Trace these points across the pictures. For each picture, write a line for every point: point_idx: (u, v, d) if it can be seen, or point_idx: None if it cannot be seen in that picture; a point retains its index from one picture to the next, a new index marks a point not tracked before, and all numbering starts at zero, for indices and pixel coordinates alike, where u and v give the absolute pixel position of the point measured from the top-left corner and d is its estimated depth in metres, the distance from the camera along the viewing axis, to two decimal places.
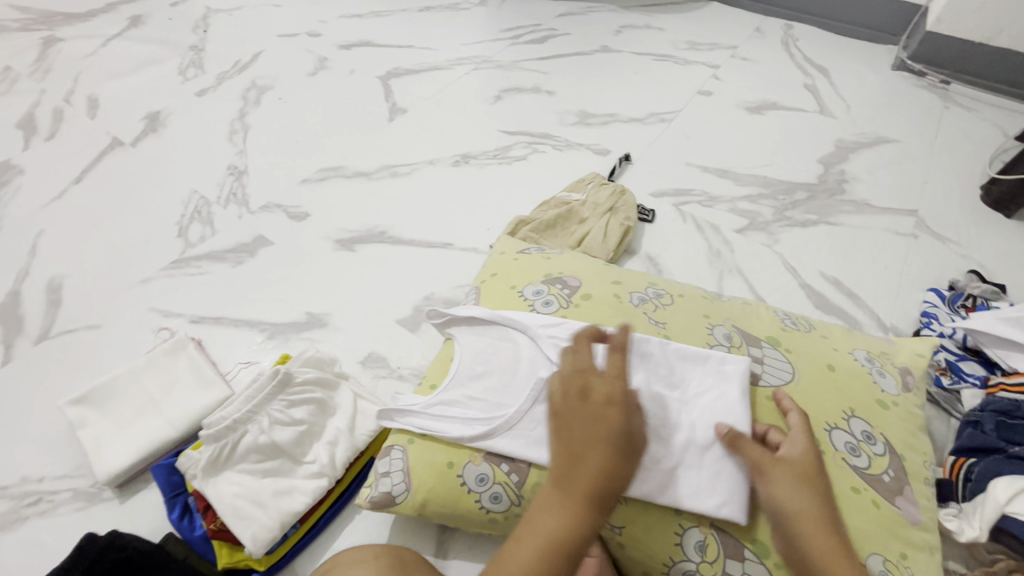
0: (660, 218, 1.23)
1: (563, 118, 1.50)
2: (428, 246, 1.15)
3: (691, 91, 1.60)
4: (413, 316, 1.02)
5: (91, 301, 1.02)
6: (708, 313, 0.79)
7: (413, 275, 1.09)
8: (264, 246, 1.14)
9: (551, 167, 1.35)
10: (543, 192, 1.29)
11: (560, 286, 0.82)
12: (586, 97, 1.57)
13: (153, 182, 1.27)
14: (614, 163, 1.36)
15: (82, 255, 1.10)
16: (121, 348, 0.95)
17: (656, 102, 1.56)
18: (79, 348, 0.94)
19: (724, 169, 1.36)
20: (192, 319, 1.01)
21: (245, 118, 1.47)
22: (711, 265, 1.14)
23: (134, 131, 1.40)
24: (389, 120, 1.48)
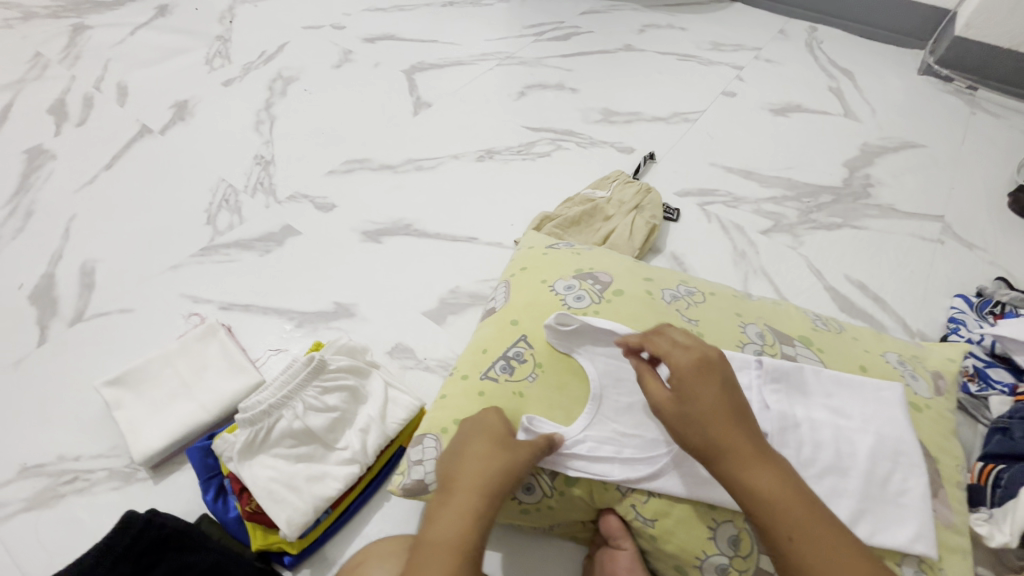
0: (684, 218, 1.23)
1: (587, 116, 1.50)
2: (453, 239, 1.16)
3: (715, 92, 1.60)
4: (439, 308, 1.03)
5: (123, 286, 1.03)
6: (740, 312, 0.80)
7: (439, 268, 1.10)
8: (292, 237, 1.15)
9: (575, 165, 1.35)
10: (567, 189, 1.29)
11: (592, 281, 0.83)
12: (609, 95, 1.57)
13: (182, 170, 1.28)
14: (638, 162, 1.36)
15: (113, 239, 1.11)
16: (153, 333, 0.96)
17: (680, 102, 1.56)
18: (112, 331, 0.96)
19: (748, 170, 1.35)
20: (221, 305, 1.02)
21: (271, 109, 1.48)
22: (736, 266, 1.14)
23: (163, 119, 1.42)
24: (413, 114, 1.49)
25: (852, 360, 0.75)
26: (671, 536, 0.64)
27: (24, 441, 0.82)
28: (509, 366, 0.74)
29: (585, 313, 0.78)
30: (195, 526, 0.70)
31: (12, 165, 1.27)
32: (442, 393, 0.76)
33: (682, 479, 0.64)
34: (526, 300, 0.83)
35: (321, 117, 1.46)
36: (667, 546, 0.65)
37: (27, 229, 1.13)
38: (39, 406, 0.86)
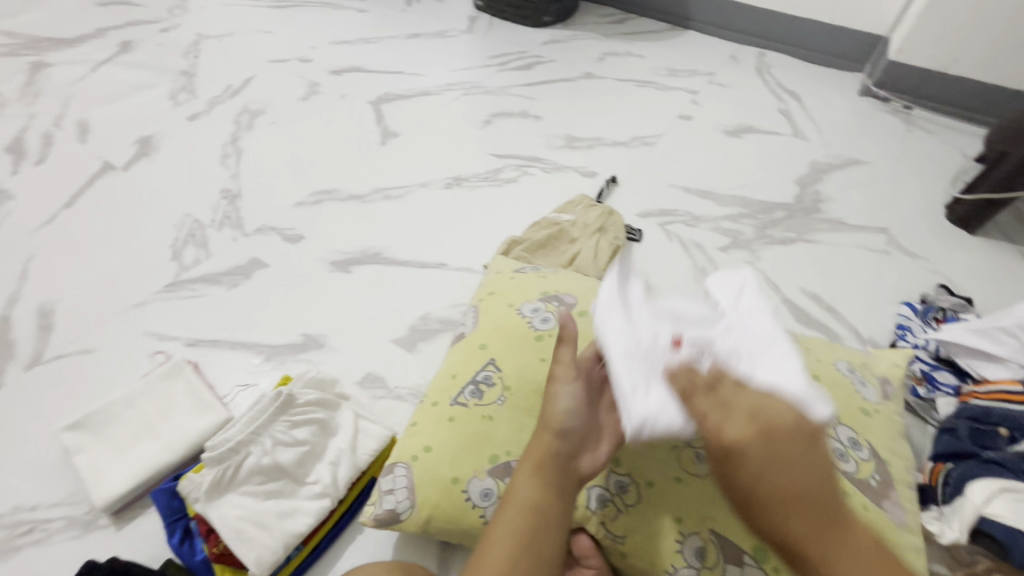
0: (646, 238, 1.27)
1: (551, 142, 1.55)
2: (422, 266, 1.17)
3: (672, 116, 1.68)
4: (409, 335, 1.04)
5: (84, 326, 1.01)
6: None
7: (410, 295, 1.11)
8: (260, 270, 1.14)
9: (541, 189, 1.39)
10: (533, 213, 1.33)
11: (556, 304, 0.86)
12: (572, 121, 1.63)
13: (146, 207, 1.27)
14: (601, 185, 1.41)
15: (74, 279, 1.09)
16: (115, 374, 0.94)
17: (640, 126, 1.63)
18: (72, 373, 0.94)
19: (706, 190, 1.41)
20: (188, 341, 1.01)
21: (238, 142, 1.48)
22: (697, 282, 1.19)
23: (126, 155, 1.41)
24: (381, 144, 1.51)
25: (804, 369, 0.79)
26: (639, 550, 0.65)
27: None
28: (478, 390, 0.76)
29: (551, 335, 0.81)
30: (160, 570, 0.69)
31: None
32: (413, 420, 0.77)
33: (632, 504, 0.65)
34: (493, 323, 0.84)
35: (289, 149, 1.47)
36: (635, 561, 0.66)
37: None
38: None
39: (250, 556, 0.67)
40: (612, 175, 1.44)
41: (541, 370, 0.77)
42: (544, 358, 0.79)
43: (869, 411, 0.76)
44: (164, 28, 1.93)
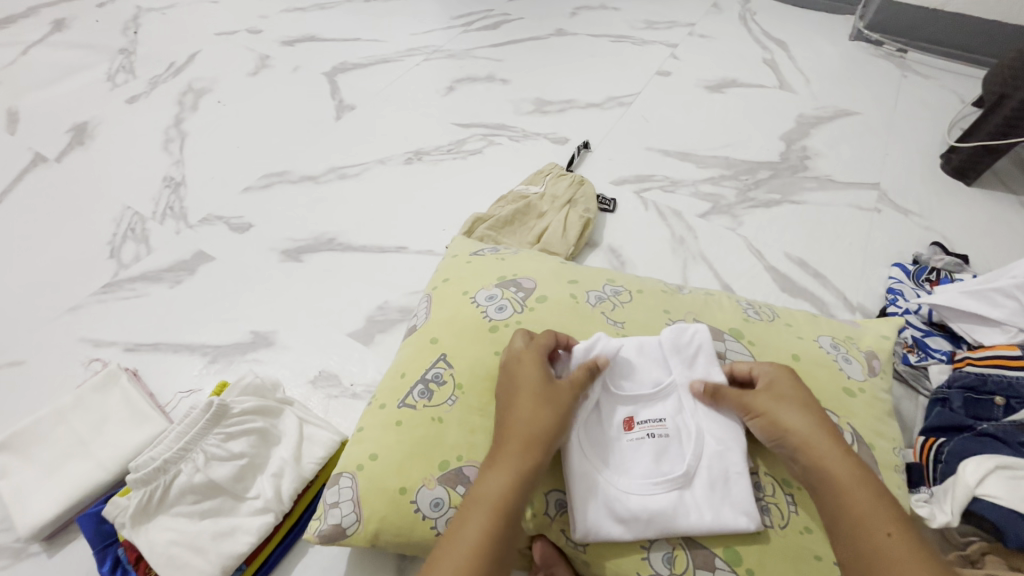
0: (621, 208, 1.19)
1: (519, 107, 1.44)
2: (380, 251, 1.09)
3: (649, 73, 1.56)
4: (366, 327, 0.97)
5: (13, 336, 0.94)
6: (668, 308, 0.77)
7: (368, 284, 1.04)
8: (206, 265, 1.06)
9: (509, 161, 1.29)
10: (500, 186, 1.24)
11: (514, 289, 0.78)
12: (542, 84, 1.51)
13: (81, 200, 1.18)
14: (573, 152, 1.31)
15: (2, 284, 1.01)
16: (49, 387, 0.88)
17: (616, 86, 1.51)
18: (2, 388, 0.88)
19: (685, 152, 1.32)
20: (127, 346, 0.94)
21: (181, 125, 1.38)
22: (675, 253, 1.11)
23: (60, 145, 1.30)
24: (336, 119, 1.41)
25: (782, 350, 0.72)
26: (603, 559, 0.61)
27: None
28: (427, 390, 0.70)
29: (507, 325, 0.74)
30: None
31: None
32: (359, 425, 0.71)
33: (597, 511, 0.60)
34: (445, 314, 0.77)
35: (238, 131, 1.36)
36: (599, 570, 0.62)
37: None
38: None
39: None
40: (585, 141, 1.34)
41: (495, 364, 0.71)
42: (498, 350, 0.72)
43: (854, 392, 0.70)
44: (101, 2, 1.79)
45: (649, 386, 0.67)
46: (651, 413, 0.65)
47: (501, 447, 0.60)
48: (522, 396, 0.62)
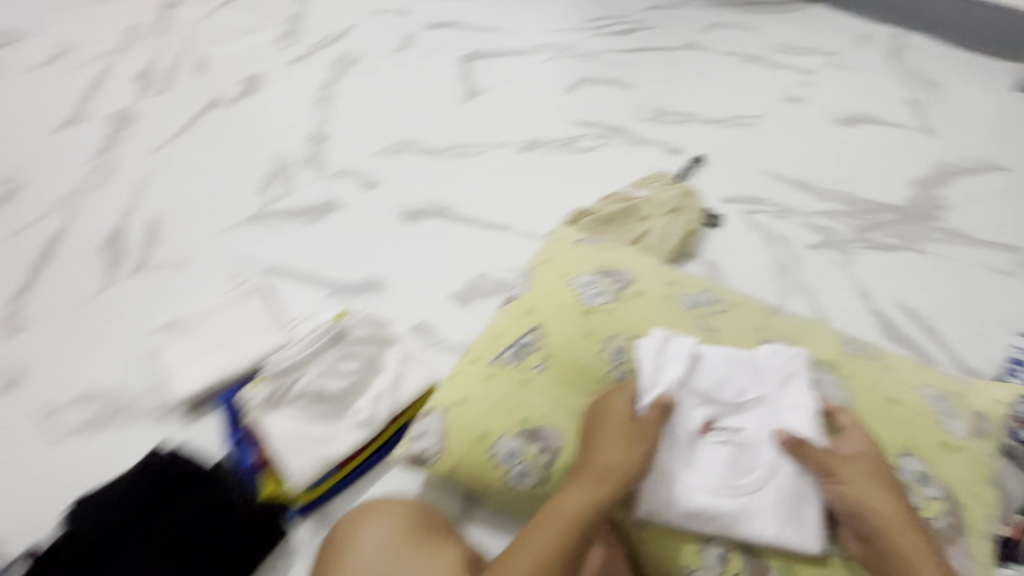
0: (726, 225, 1.19)
1: (638, 113, 1.47)
2: (487, 226, 1.17)
3: (777, 97, 1.52)
4: (465, 292, 1.05)
5: (181, 243, 1.12)
6: (762, 326, 0.78)
7: (471, 253, 1.12)
8: (336, 213, 1.19)
9: (620, 164, 1.33)
10: (608, 186, 1.28)
11: (613, 279, 0.82)
12: (664, 94, 1.53)
13: (244, 141, 1.36)
14: (685, 165, 1.32)
15: (178, 199, 1.21)
16: (203, 290, 1.05)
17: (740, 106, 1.49)
18: (170, 284, 1.06)
19: (803, 181, 1.28)
20: (265, 268, 1.09)
21: (331, 88, 1.54)
22: (774, 279, 1.09)
23: (233, 91, 1.51)
24: (463, 101, 1.51)
25: (881, 393, 0.71)
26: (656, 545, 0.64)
27: (87, 371, 0.93)
28: (519, 354, 0.76)
29: (602, 311, 0.78)
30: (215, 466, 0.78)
31: (97, 127, 1.39)
32: (452, 372, 0.78)
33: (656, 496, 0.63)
34: (544, 290, 0.82)
35: (377, 100, 1.51)
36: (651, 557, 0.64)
37: (106, 186, 1.23)
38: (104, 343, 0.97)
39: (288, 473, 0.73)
40: (699, 156, 1.34)
41: (585, 344, 0.75)
42: (590, 333, 0.76)
43: (954, 449, 0.67)
44: None
45: (732, 394, 0.68)
46: (733, 421, 0.67)
47: (588, 472, 0.63)
48: (613, 432, 0.65)
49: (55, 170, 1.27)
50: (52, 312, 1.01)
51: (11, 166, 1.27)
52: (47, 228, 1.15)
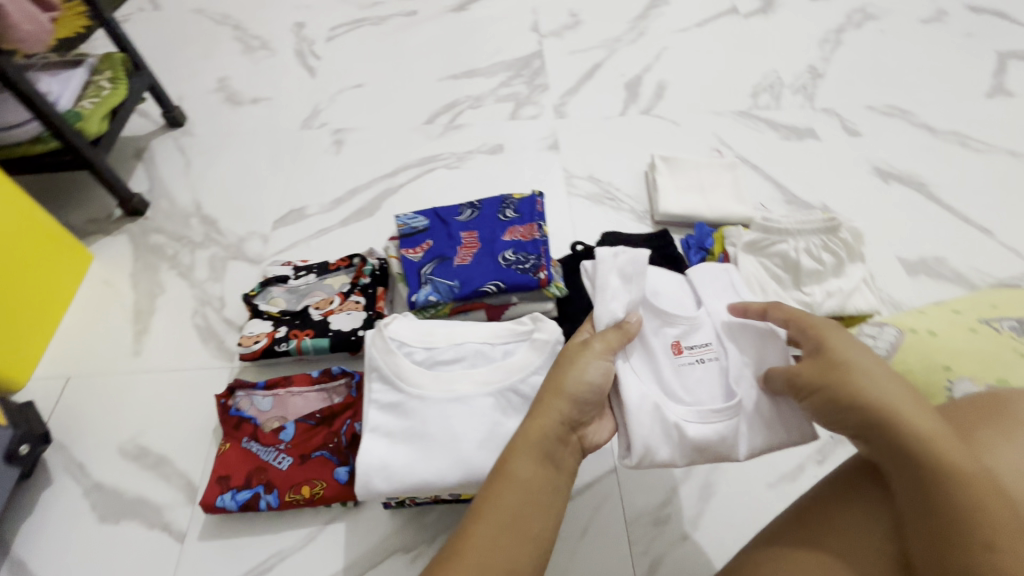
0: (896, 178, 1.08)
1: (793, 56, 1.31)
2: (634, 154, 1.11)
3: (961, 43, 1.30)
4: (610, 221, 1.01)
5: (331, 144, 1.14)
6: (959, 310, 0.72)
7: (623, 184, 1.06)
8: (495, 134, 1.16)
9: (790, 115, 1.19)
10: (763, 125, 1.17)
11: (805, 275, 0.82)
12: (823, 38, 1.35)
13: (371, 61, 1.33)
14: (853, 115, 1.19)
15: (327, 104, 1.23)
16: (351, 187, 1.06)
17: (949, 60, 1.27)
18: (320, 176, 1.08)
19: (983, 135, 1.14)
20: (409, 176, 1.08)
21: (448, 14, 1.42)
22: (948, 241, 0.98)
23: (347, 14, 1.44)
24: (593, 38, 1.37)
25: (959, 356, 0.65)
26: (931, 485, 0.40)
27: (249, 249, 0.97)
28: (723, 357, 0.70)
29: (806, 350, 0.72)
30: (349, 343, 0.78)
31: (233, 37, 1.39)
32: None
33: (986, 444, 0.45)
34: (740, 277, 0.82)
35: (497, 31, 1.38)
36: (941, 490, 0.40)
37: (285, 85, 1.28)
38: (262, 223, 1.01)
39: (422, 343, 0.59)
40: (887, 112, 1.19)
41: None
42: None
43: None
44: None
45: None
46: None
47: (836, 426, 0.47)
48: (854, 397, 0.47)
49: (242, 61, 1.34)
50: (218, 194, 1.06)
51: (176, 65, 1.33)
52: (202, 122, 1.19)
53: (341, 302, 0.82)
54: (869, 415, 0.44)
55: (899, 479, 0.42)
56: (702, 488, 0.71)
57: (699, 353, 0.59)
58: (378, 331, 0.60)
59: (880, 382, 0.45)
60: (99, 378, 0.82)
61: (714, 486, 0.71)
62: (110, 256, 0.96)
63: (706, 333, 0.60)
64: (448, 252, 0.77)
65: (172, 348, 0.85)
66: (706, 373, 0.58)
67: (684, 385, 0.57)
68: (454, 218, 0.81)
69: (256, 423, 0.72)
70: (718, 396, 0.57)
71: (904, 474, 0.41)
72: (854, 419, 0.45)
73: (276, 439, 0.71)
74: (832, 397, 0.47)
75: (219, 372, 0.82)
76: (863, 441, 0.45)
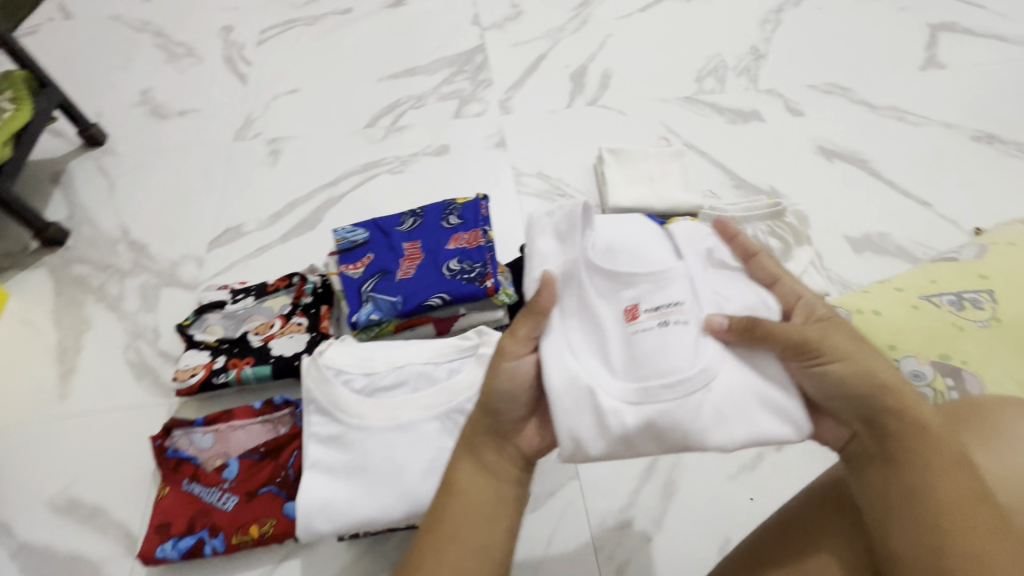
0: (838, 155, 1.09)
1: (735, 38, 1.31)
2: (582, 148, 1.09)
3: (896, 16, 1.32)
4: (561, 219, 0.99)
5: (266, 155, 1.08)
6: (902, 285, 0.72)
7: (573, 179, 1.05)
8: (439, 134, 1.12)
9: (736, 98, 1.19)
10: (709, 110, 1.17)
11: None
12: (763, 16, 1.35)
13: (305, 63, 1.26)
14: (795, 94, 1.20)
15: (260, 112, 1.17)
16: (290, 200, 1.01)
17: (886, 33, 1.29)
18: (256, 190, 1.03)
19: (919, 107, 1.17)
20: (351, 184, 1.04)
21: (384, 10, 1.37)
22: (890, 215, 1.01)
23: (277, 14, 1.37)
24: (535, 28, 1.34)
25: (901, 332, 0.67)
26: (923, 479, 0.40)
27: (183, 274, 0.91)
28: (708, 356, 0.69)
29: None
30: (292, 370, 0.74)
31: (154, 45, 1.30)
32: None
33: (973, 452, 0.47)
34: None
35: (437, 26, 1.33)
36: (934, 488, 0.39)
37: (213, 94, 1.21)
38: (195, 245, 0.95)
39: (360, 369, 0.56)
40: (827, 90, 1.20)
41: None
42: None
43: (990, 328, 0.66)
44: None
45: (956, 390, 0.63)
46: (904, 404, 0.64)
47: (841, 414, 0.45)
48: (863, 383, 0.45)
49: (165, 71, 1.26)
50: (146, 216, 0.99)
51: (93, 78, 1.24)
52: (124, 139, 1.12)
53: (282, 325, 0.78)
54: (879, 407, 0.42)
55: (892, 472, 0.41)
56: (664, 486, 0.70)
57: (662, 315, 0.50)
58: (312, 359, 0.57)
59: (886, 364, 0.44)
60: (23, 427, 0.76)
61: (676, 483, 0.70)
62: (29, 293, 0.89)
63: (674, 292, 0.50)
64: (390, 265, 0.73)
65: (101, 387, 0.79)
66: (669, 339, 0.49)
67: (637, 355, 0.49)
68: (396, 229, 0.77)
69: (196, 463, 0.68)
70: (682, 368, 0.47)
71: (899, 466, 0.41)
72: (885, 398, 0.42)
73: (219, 478, 0.67)
74: (842, 382, 0.44)
75: (155, 409, 0.77)
76: (865, 429, 0.43)
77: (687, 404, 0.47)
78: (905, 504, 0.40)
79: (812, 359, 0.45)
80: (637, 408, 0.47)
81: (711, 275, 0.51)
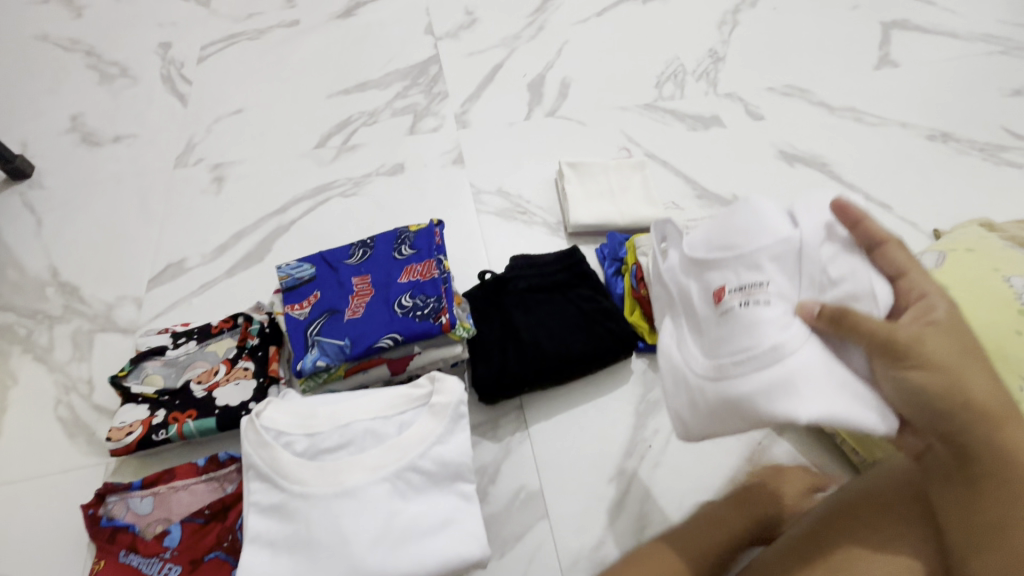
0: (799, 160, 1.09)
1: (692, 41, 1.30)
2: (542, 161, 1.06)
3: (849, 14, 1.32)
4: (523, 238, 0.96)
5: (209, 182, 1.02)
6: None
7: (533, 195, 1.01)
8: (394, 152, 1.07)
9: (696, 104, 1.18)
10: (669, 117, 1.15)
11: None
12: (720, 18, 1.33)
13: (250, 81, 1.20)
14: (754, 97, 1.19)
15: (202, 135, 1.10)
16: (236, 230, 0.95)
17: (840, 33, 1.29)
18: (199, 221, 0.97)
19: (875, 107, 1.17)
20: (302, 210, 0.98)
21: (332, 21, 1.31)
22: None
23: (217, 29, 1.30)
24: (490, 35, 1.30)
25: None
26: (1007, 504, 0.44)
27: (120, 318, 0.85)
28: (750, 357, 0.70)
29: None
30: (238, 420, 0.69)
31: (84, 66, 1.22)
32: (547, 371, 0.72)
33: None
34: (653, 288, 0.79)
35: (388, 37, 1.28)
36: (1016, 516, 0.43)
37: (151, 117, 1.14)
38: (134, 285, 0.89)
39: (302, 429, 0.54)
40: (785, 92, 1.20)
41: None
42: None
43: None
44: None
45: None
46: None
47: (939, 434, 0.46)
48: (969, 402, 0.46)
49: (97, 93, 1.18)
50: (79, 255, 0.92)
51: (17, 104, 1.16)
52: (53, 171, 1.04)
53: (226, 371, 0.73)
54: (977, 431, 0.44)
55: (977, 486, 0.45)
56: (638, 519, 0.68)
57: (748, 294, 0.51)
58: (250, 421, 0.54)
59: (988, 385, 0.45)
60: None
61: (648, 516, 0.68)
62: None
63: (766, 269, 0.51)
64: (338, 304, 0.69)
65: (31, 449, 0.73)
66: (749, 318, 0.50)
67: (719, 335, 0.52)
68: (344, 262, 0.74)
69: (134, 531, 0.62)
70: (756, 345, 0.49)
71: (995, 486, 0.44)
72: (964, 416, 0.44)
73: (159, 547, 0.61)
74: (944, 408, 0.45)
75: (91, 470, 0.71)
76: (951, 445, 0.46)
77: (756, 381, 0.48)
78: (995, 528, 0.44)
79: (901, 363, 0.44)
80: (711, 385, 0.51)
81: (826, 253, 0.49)
